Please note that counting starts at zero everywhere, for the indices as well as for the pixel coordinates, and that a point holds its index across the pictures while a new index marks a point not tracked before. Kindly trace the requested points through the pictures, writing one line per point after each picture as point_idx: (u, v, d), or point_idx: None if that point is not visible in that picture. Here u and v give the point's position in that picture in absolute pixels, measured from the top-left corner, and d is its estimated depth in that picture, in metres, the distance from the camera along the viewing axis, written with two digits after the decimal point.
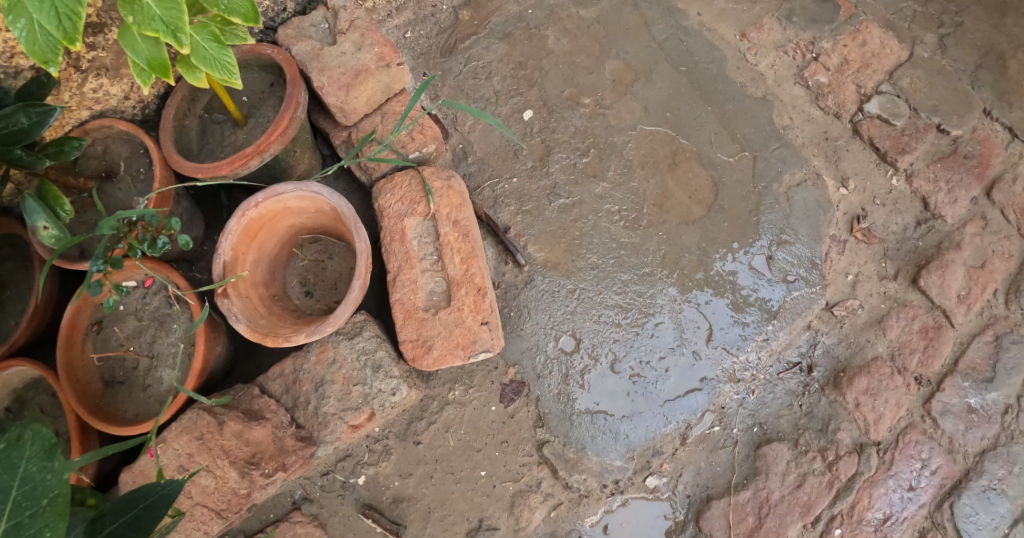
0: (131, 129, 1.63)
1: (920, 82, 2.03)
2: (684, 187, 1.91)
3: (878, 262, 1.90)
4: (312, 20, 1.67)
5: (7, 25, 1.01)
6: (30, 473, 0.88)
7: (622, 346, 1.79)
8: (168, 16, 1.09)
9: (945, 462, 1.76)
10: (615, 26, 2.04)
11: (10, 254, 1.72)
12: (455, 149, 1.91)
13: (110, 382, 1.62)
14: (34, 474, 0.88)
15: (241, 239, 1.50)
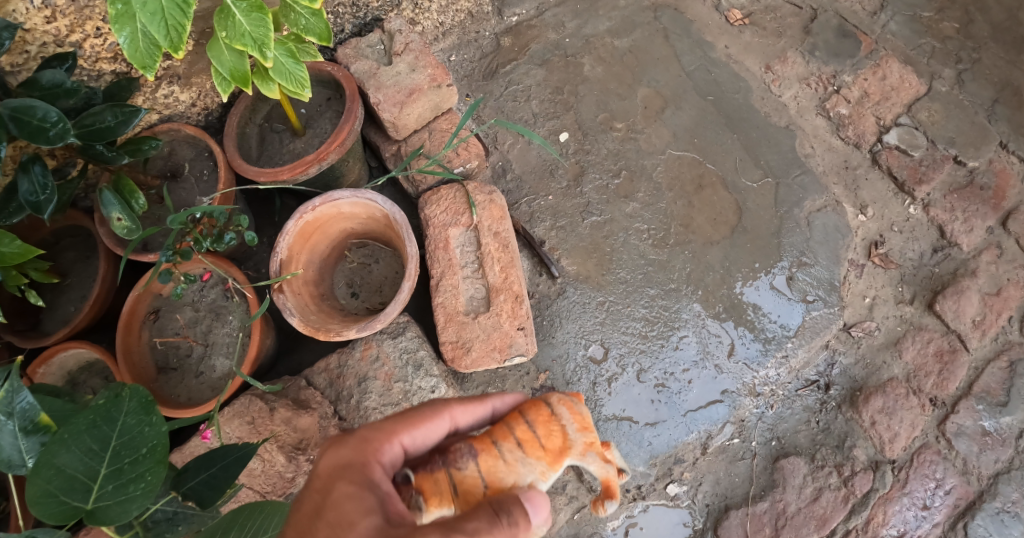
0: (198, 133, 1.75)
1: (938, 115, 2.13)
2: (709, 208, 2.01)
3: (894, 286, 1.98)
4: (369, 42, 1.83)
5: (115, 33, 1.12)
6: (130, 426, 0.96)
7: (647, 357, 1.88)
8: (257, 32, 1.23)
9: (958, 483, 1.81)
10: (646, 56, 2.17)
11: (72, 244, 1.86)
12: (495, 166, 2.02)
13: (165, 367, 1.73)
14: (132, 427, 0.96)
15: (296, 240, 1.61)
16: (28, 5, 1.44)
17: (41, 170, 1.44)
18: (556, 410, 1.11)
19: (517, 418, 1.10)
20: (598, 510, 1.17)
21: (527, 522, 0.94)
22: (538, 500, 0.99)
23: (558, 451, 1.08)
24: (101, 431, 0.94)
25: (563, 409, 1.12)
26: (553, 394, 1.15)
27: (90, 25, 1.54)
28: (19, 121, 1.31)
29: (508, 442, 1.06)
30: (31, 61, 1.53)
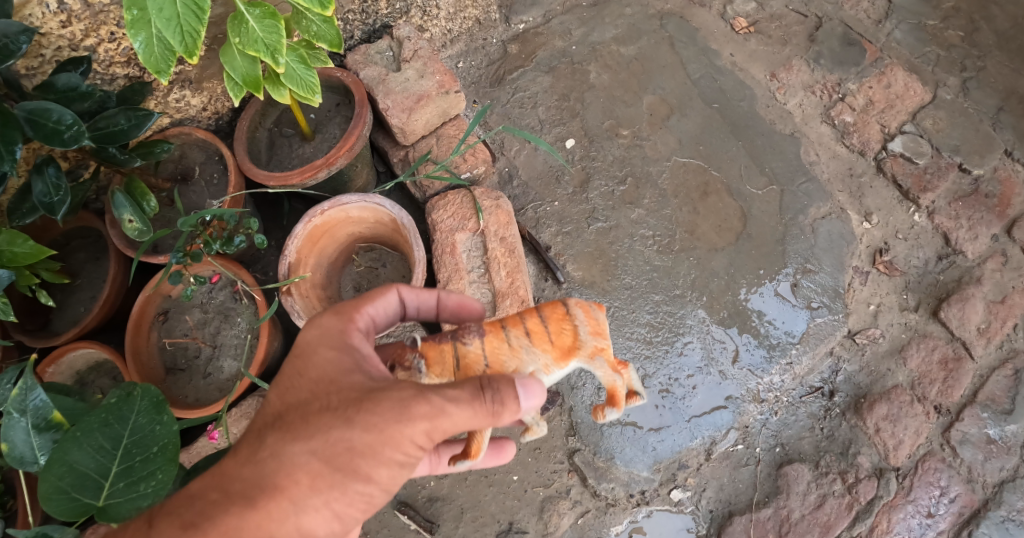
0: (208, 137, 1.76)
1: (943, 122, 2.14)
2: (714, 215, 2.02)
3: (899, 294, 1.98)
4: (378, 48, 1.85)
5: (130, 38, 1.14)
6: (141, 424, 0.99)
7: (652, 363, 1.89)
8: (270, 38, 1.25)
9: (963, 491, 1.81)
10: (652, 63, 2.18)
11: (83, 246, 1.88)
12: (502, 172, 2.04)
13: (173, 368, 1.74)
14: (143, 426, 0.99)
15: (305, 243, 1.63)
16: (44, 10, 1.47)
17: (54, 172, 1.46)
18: (571, 311, 1.17)
19: (533, 310, 1.18)
20: (599, 415, 1.21)
21: (513, 403, 1.02)
22: (529, 386, 1.06)
23: (566, 350, 1.15)
24: (113, 429, 0.97)
25: (579, 311, 1.18)
26: (573, 297, 1.21)
27: (105, 30, 1.57)
28: (34, 123, 1.33)
29: (519, 330, 1.14)
30: (46, 65, 1.55)
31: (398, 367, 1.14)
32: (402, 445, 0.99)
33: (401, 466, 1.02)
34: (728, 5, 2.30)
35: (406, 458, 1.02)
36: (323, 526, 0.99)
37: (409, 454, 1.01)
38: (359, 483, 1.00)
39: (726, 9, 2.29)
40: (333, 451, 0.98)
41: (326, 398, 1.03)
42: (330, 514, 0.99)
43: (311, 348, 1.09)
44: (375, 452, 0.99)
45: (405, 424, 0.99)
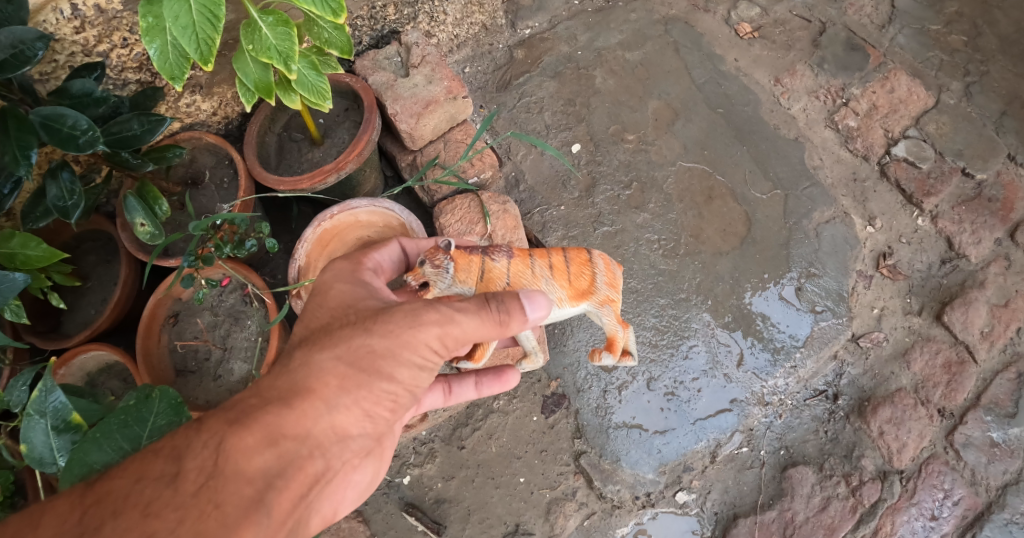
0: (218, 141, 1.78)
1: (946, 127, 2.15)
2: (719, 219, 2.04)
3: (902, 297, 1.99)
4: (386, 53, 1.87)
5: (145, 45, 1.17)
6: (158, 425, 1.04)
7: (658, 366, 1.91)
8: (282, 46, 1.28)
9: (967, 493, 1.82)
10: (657, 68, 2.20)
11: (93, 248, 1.88)
12: (508, 177, 2.05)
13: (183, 369, 1.75)
14: (161, 426, 1.04)
15: (314, 247, 1.66)
16: (58, 15, 1.49)
17: (69, 176, 1.47)
18: (594, 259, 1.37)
19: (559, 251, 1.36)
20: (594, 358, 1.42)
21: (518, 313, 1.13)
22: (534, 298, 1.17)
23: (580, 292, 1.35)
24: (131, 430, 1.01)
25: (600, 262, 1.38)
26: (597, 251, 1.41)
27: (117, 35, 1.59)
28: (49, 128, 1.33)
29: (544, 260, 1.32)
30: (60, 70, 1.57)
31: (427, 263, 1.25)
32: (418, 349, 1.09)
33: (419, 368, 1.10)
34: (733, 10, 2.32)
35: (425, 361, 1.10)
36: (356, 425, 1.06)
37: (425, 358, 1.10)
38: (383, 381, 1.07)
39: (730, 15, 2.31)
40: (356, 356, 1.06)
41: (344, 317, 1.12)
42: (361, 413, 1.06)
43: (328, 284, 1.20)
44: (393, 354, 1.07)
45: (419, 328, 1.08)
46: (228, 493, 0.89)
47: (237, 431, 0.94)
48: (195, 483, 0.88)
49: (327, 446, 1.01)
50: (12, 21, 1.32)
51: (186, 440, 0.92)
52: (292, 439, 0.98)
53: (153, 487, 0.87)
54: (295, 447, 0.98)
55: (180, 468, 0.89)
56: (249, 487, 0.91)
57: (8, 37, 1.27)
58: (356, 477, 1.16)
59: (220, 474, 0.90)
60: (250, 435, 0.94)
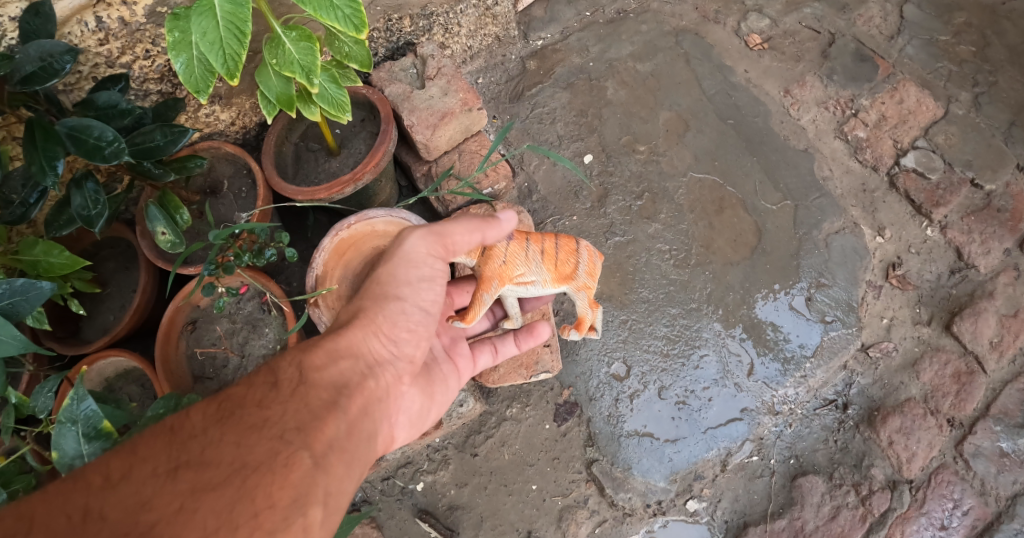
0: (237, 151, 1.80)
1: (955, 138, 2.17)
2: (729, 230, 2.06)
3: (912, 308, 2.01)
4: (402, 65, 1.91)
5: (172, 59, 1.20)
6: None
7: (669, 375, 1.92)
8: (305, 60, 1.31)
9: (976, 503, 1.82)
10: (668, 80, 2.23)
11: (112, 255, 1.90)
12: (521, 187, 2.08)
13: (201, 375, 1.77)
14: None
15: (332, 257, 1.68)
16: (83, 28, 1.53)
17: (93, 186, 1.48)
18: (580, 249, 1.49)
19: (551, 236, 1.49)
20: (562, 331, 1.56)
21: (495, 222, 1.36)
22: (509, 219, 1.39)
23: (564, 275, 1.47)
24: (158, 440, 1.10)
25: (585, 253, 1.50)
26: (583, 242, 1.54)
27: (140, 47, 1.62)
28: (76, 139, 1.34)
29: (538, 245, 1.45)
30: (83, 81, 1.60)
31: (442, 230, 1.38)
32: (408, 259, 1.34)
33: (421, 280, 1.34)
34: (743, 21, 2.34)
35: (425, 271, 1.35)
36: (387, 351, 1.28)
37: (424, 270, 1.35)
38: (394, 301, 1.31)
39: (741, 26, 2.33)
40: (373, 288, 1.32)
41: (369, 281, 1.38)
42: (386, 338, 1.28)
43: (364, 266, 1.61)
44: (395, 275, 1.33)
45: (408, 246, 1.35)
46: (314, 396, 1.08)
47: (310, 353, 1.15)
48: (290, 387, 1.07)
49: (372, 366, 1.23)
50: (39, 34, 1.35)
51: (274, 365, 1.12)
52: (348, 361, 1.20)
53: (258, 391, 1.05)
54: (351, 367, 1.19)
55: (276, 378, 1.08)
56: (326, 392, 1.10)
57: (37, 50, 1.28)
58: (404, 407, 1.36)
59: (307, 381, 1.10)
60: (320, 356, 1.16)
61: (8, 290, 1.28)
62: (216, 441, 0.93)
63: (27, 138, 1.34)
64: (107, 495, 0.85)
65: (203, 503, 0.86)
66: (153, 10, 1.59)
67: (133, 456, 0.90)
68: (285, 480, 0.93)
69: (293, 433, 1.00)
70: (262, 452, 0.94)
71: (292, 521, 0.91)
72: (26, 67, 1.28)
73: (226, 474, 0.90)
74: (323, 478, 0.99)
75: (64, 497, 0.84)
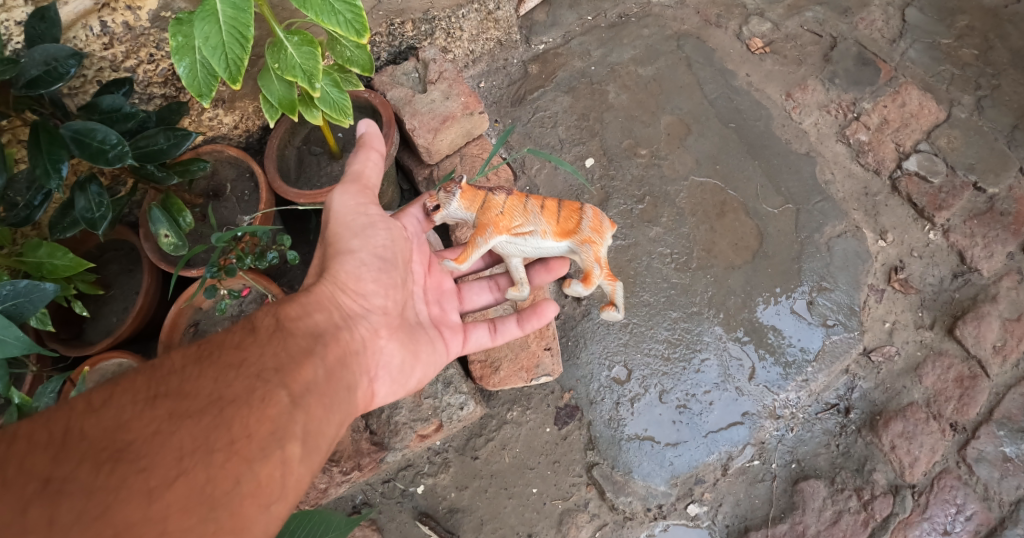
0: (240, 155, 1.83)
1: (958, 141, 2.16)
2: (731, 234, 2.06)
3: (914, 311, 2.00)
4: (404, 70, 1.93)
5: (175, 63, 1.21)
6: None
7: (670, 379, 1.92)
8: (307, 65, 1.32)
9: (979, 509, 1.81)
10: (670, 84, 2.24)
11: (115, 258, 1.91)
12: (523, 190, 2.08)
13: None
14: None
15: None
16: (88, 32, 1.54)
17: (97, 189, 1.49)
18: (584, 207, 1.47)
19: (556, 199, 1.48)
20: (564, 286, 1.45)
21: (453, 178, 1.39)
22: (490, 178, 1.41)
23: (567, 231, 1.44)
24: None
25: (590, 212, 1.47)
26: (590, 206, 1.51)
27: (144, 51, 1.63)
28: (80, 143, 1.35)
29: (537, 201, 1.45)
30: (88, 85, 1.62)
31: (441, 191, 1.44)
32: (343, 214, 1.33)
33: (368, 227, 1.35)
34: (745, 25, 2.34)
35: (367, 219, 1.35)
36: (358, 306, 1.31)
37: (368, 218, 1.35)
38: (347, 255, 1.31)
39: (742, 30, 2.34)
40: (326, 251, 1.34)
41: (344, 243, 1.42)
42: (354, 294, 1.31)
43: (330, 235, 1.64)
44: (342, 232, 1.33)
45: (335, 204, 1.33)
46: (291, 343, 1.10)
47: (285, 306, 1.18)
48: (267, 333, 1.09)
49: (346, 319, 1.26)
50: (44, 39, 1.36)
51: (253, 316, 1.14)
52: (321, 314, 1.22)
53: (237, 336, 1.06)
54: (325, 319, 1.22)
55: (253, 325, 1.10)
56: (303, 340, 1.13)
57: (42, 54, 1.29)
58: (385, 361, 1.36)
59: (284, 329, 1.12)
60: (294, 309, 1.18)
61: (12, 292, 1.29)
62: (195, 375, 0.96)
63: (31, 141, 1.34)
64: (88, 417, 0.87)
65: (182, 429, 0.89)
66: (157, 15, 1.60)
67: (114, 386, 0.92)
68: (262, 414, 0.96)
69: (271, 373, 1.02)
70: (240, 388, 0.97)
71: (269, 453, 0.94)
72: (31, 71, 1.28)
73: (204, 405, 0.93)
74: (301, 416, 1.01)
75: (47, 418, 0.86)
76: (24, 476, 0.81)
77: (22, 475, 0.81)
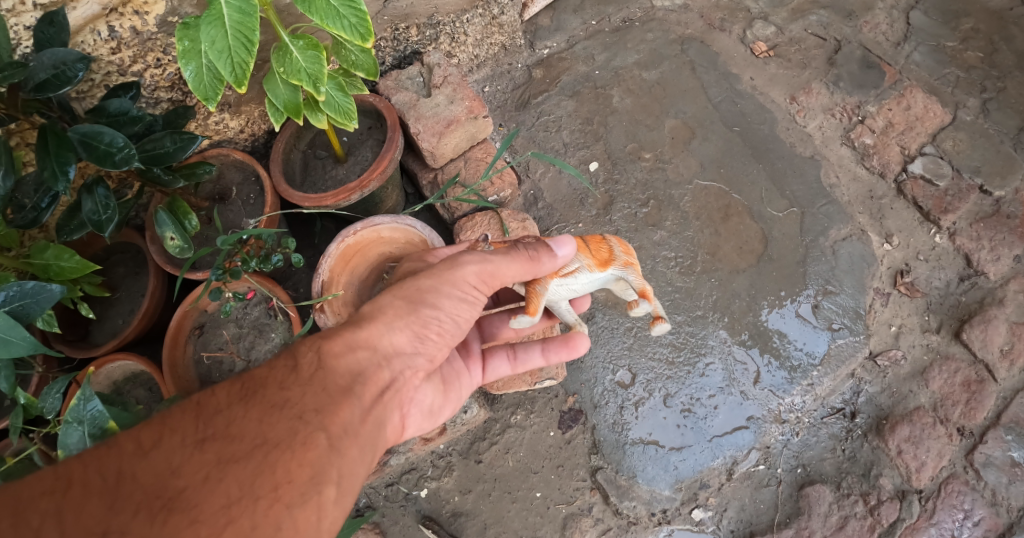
0: (245, 158, 1.83)
1: (963, 144, 2.15)
2: (736, 237, 2.05)
3: (920, 315, 1.99)
4: (409, 74, 1.94)
5: (182, 67, 1.21)
6: None
7: (674, 383, 1.92)
8: (312, 69, 1.32)
9: (987, 514, 1.79)
10: (673, 88, 2.24)
11: (122, 260, 1.92)
12: (527, 195, 2.09)
13: (207, 381, 1.76)
14: None
15: (337, 263, 1.68)
16: (96, 37, 1.55)
17: (104, 191, 1.50)
18: (607, 237, 1.44)
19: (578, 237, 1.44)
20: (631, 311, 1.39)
21: (547, 252, 1.29)
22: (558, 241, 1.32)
23: (604, 260, 1.38)
24: None
25: (614, 240, 1.45)
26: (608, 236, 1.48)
27: (151, 56, 1.64)
28: (87, 146, 1.36)
29: None
30: (96, 89, 1.63)
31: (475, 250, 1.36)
32: (456, 284, 1.23)
33: (461, 300, 1.24)
34: (748, 29, 2.35)
35: (468, 292, 1.25)
36: (409, 345, 1.18)
37: (465, 292, 1.24)
38: (428, 308, 1.21)
39: (746, 33, 2.34)
40: (406, 292, 1.21)
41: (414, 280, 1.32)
42: (411, 335, 1.18)
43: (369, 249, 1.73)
44: (436, 289, 1.22)
45: (461, 267, 1.25)
46: (333, 380, 1.05)
47: (329, 338, 1.10)
48: (309, 370, 1.04)
49: (392, 359, 1.15)
50: (53, 43, 1.37)
51: (294, 346, 1.09)
52: (365, 351, 1.12)
53: (278, 373, 1.03)
54: (369, 357, 1.12)
55: (297, 361, 1.05)
56: (343, 379, 1.06)
57: (51, 58, 1.29)
58: (416, 400, 1.31)
59: (326, 366, 1.06)
60: (339, 343, 1.10)
61: (19, 293, 1.29)
62: (239, 417, 0.94)
63: (39, 144, 1.35)
64: (139, 461, 0.87)
65: (228, 475, 0.88)
66: (165, 20, 1.62)
67: (163, 426, 0.91)
68: (302, 458, 0.94)
69: (312, 414, 0.99)
70: (282, 431, 0.94)
71: (308, 499, 0.92)
72: (40, 75, 1.29)
73: (249, 449, 0.91)
74: (340, 460, 0.98)
75: (102, 463, 0.87)
76: (80, 525, 0.81)
77: (81, 524, 0.81)
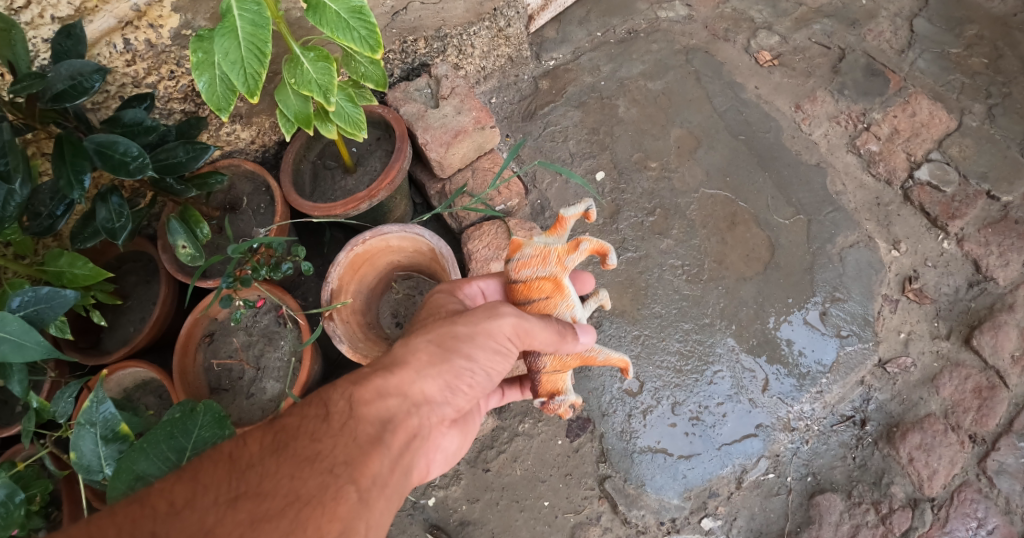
0: (256, 168, 1.85)
1: (969, 149, 2.15)
2: (742, 245, 2.06)
3: (930, 321, 1.98)
4: (417, 86, 1.96)
5: (195, 78, 1.24)
6: (203, 437, 1.20)
7: (682, 391, 1.92)
8: (322, 80, 1.35)
9: (1001, 523, 1.77)
10: (679, 97, 2.25)
11: (134, 268, 1.94)
12: (534, 204, 2.11)
13: (217, 388, 1.78)
14: (205, 439, 1.20)
15: (346, 271, 1.70)
16: (111, 49, 1.58)
17: (118, 200, 1.52)
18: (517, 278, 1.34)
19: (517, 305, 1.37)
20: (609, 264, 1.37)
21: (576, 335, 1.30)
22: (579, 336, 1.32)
23: (556, 287, 1.33)
24: (177, 441, 1.18)
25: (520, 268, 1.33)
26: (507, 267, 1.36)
27: (165, 68, 1.67)
28: (102, 154, 1.38)
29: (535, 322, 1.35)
30: (111, 100, 1.65)
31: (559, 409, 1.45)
32: (492, 335, 1.21)
33: (495, 352, 1.22)
34: (753, 39, 2.36)
35: (503, 344, 1.23)
36: (439, 394, 1.17)
37: (500, 344, 1.22)
38: (462, 359, 1.19)
39: (750, 43, 2.35)
40: (443, 338, 1.20)
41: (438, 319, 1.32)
42: (443, 384, 1.17)
43: (381, 260, 1.79)
44: (472, 337, 1.20)
45: (499, 319, 1.22)
46: (361, 430, 1.03)
47: (362, 386, 1.09)
48: (340, 420, 1.03)
49: (422, 406, 1.13)
50: (70, 55, 1.40)
51: (326, 390, 1.08)
52: (396, 398, 1.11)
53: (310, 422, 1.01)
54: (399, 405, 1.10)
55: (328, 410, 1.04)
56: (372, 427, 1.04)
57: (68, 69, 1.31)
58: (444, 448, 1.27)
59: (357, 414, 1.04)
60: (370, 390, 1.09)
61: (34, 298, 1.32)
62: (271, 473, 0.93)
63: (56, 153, 1.37)
64: (173, 521, 0.87)
65: (261, 536, 0.86)
66: (178, 33, 1.65)
67: (195, 482, 0.91)
68: (333, 513, 0.92)
69: (342, 467, 0.97)
70: (313, 486, 0.93)
71: None
72: (57, 85, 1.31)
73: (280, 508, 0.89)
74: (367, 514, 0.96)
75: (134, 524, 0.87)
76: None
77: None
